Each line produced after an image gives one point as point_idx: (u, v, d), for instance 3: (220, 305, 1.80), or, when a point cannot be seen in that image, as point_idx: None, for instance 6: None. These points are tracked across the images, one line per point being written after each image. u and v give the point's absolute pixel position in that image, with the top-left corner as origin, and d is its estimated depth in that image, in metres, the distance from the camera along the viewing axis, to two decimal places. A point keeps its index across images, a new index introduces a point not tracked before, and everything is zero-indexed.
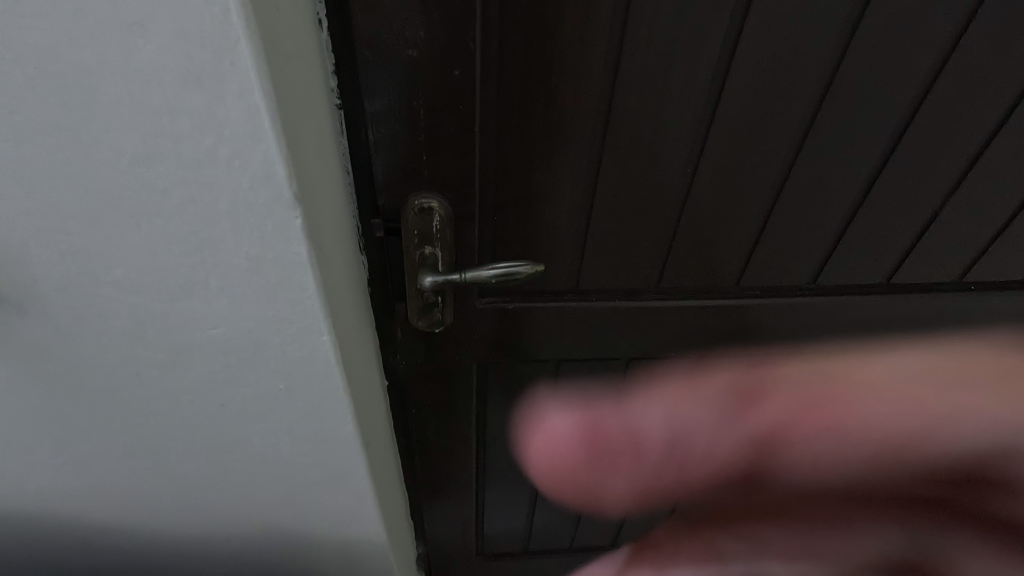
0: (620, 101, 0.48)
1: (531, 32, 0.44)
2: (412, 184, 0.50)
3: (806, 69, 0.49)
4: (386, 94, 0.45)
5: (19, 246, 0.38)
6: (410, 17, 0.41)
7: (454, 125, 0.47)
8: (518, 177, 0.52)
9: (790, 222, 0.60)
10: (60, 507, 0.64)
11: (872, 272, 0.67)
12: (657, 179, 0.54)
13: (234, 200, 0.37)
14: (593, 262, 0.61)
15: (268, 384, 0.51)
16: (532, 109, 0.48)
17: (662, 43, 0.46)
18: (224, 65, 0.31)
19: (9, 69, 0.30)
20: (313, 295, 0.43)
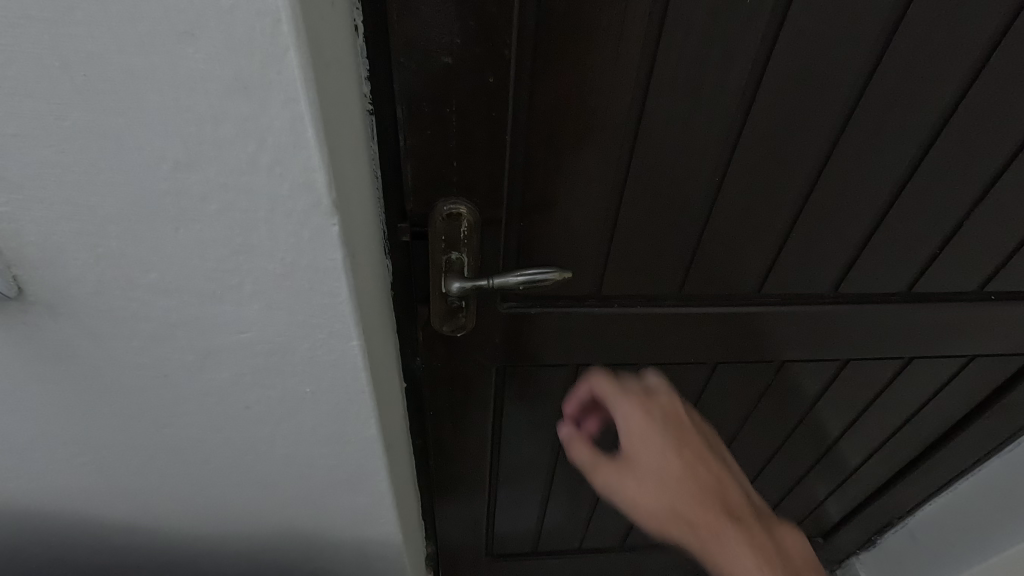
0: (651, 109, 0.48)
1: (566, 39, 0.44)
2: (440, 190, 0.50)
3: (836, 79, 0.49)
4: (419, 101, 0.45)
5: (56, 249, 0.39)
6: (446, 24, 0.41)
7: (485, 131, 0.47)
8: (546, 183, 0.52)
9: (814, 231, 0.60)
10: (80, 505, 0.64)
11: (893, 281, 0.67)
12: (684, 187, 0.54)
13: (272, 206, 0.37)
14: (617, 268, 0.61)
15: (294, 387, 0.51)
16: (563, 116, 0.48)
17: (696, 52, 0.46)
18: (271, 73, 0.31)
19: (57, 76, 0.30)
20: (344, 301, 0.44)
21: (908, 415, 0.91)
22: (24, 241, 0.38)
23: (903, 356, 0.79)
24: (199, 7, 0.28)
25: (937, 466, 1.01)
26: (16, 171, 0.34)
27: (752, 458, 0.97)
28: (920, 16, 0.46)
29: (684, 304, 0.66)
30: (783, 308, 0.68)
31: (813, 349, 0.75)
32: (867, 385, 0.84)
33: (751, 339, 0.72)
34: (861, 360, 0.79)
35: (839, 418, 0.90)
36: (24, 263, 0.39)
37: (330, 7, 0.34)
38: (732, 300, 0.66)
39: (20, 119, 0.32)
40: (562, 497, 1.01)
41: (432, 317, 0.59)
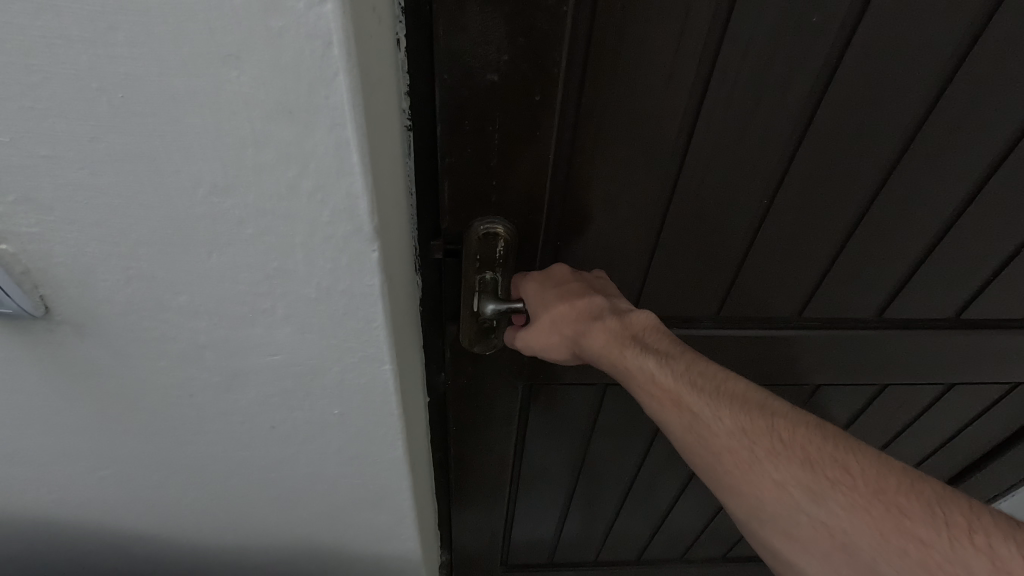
0: (702, 126, 0.46)
1: (619, 55, 0.42)
2: (477, 209, 0.48)
3: (899, 98, 0.47)
4: (461, 117, 0.43)
5: (86, 270, 0.37)
6: (493, 39, 0.39)
7: (528, 149, 0.45)
8: (586, 201, 0.50)
9: (863, 254, 0.58)
10: (99, 516, 0.63)
11: (941, 307, 0.64)
12: (730, 206, 0.52)
13: (311, 231, 0.35)
14: (654, 288, 0.59)
15: (322, 409, 0.50)
16: (609, 133, 0.46)
17: (754, 69, 0.43)
18: (317, 98, 0.29)
19: (95, 97, 0.29)
20: (379, 326, 0.42)
21: (943, 439, 0.88)
22: (53, 262, 0.36)
23: (945, 381, 0.76)
24: (247, 30, 0.27)
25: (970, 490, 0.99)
26: (49, 193, 0.33)
27: None
28: (995, 36, 0.43)
29: (721, 325, 0.63)
30: (823, 331, 0.65)
31: (851, 373, 0.73)
32: (903, 410, 0.82)
33: (786, 361, 0.70)
34: (900, 385, 0.76)
35: (872, 442, 0.87)
36: (52, 283, 0.38)
37: (377, 24, 0.32)
38: (771, 322, 0.64)
39: (54, 141, 0.30)
40: (582, 510, 0.99)
41: (462, 337, 0.57)
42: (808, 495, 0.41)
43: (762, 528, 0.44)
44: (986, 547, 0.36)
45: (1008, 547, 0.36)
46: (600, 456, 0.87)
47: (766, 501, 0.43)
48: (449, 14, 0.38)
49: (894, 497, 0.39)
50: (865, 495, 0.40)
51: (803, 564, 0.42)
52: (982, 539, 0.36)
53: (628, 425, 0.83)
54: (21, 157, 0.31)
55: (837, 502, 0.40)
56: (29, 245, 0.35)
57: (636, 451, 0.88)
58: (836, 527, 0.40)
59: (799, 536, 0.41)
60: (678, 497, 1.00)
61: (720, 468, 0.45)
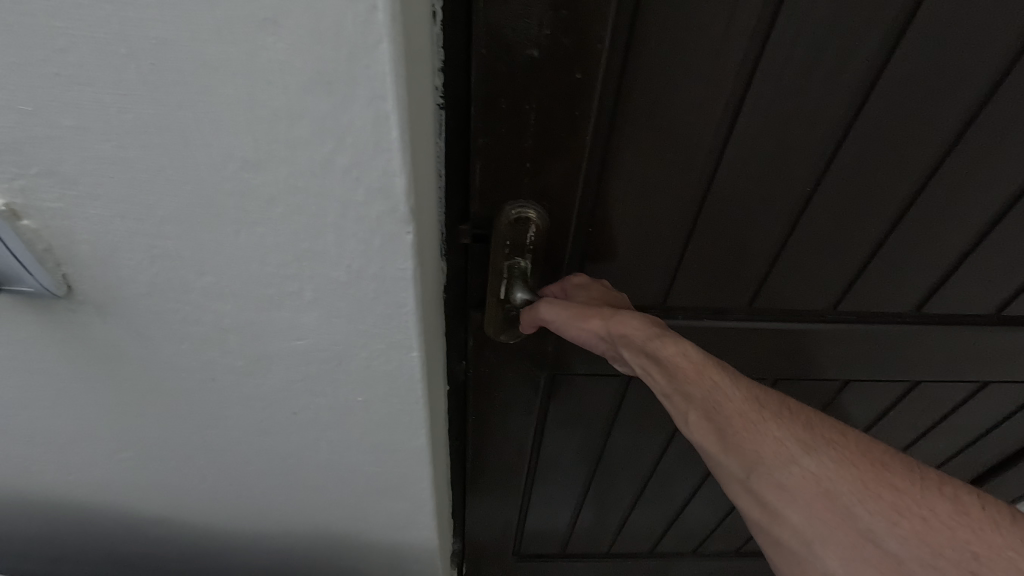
0: (747, 110, 0.44)
1: (666, 31, 0.39)
2: (509, 192, 0.47)
3: (958, 86, 0.44)
4: (497, 94, 0.41)
5: (110, 248, 0.36)
6: (536, 13, 0.37)
7: (564, 130, 0.43)
8: (622, 186, 0.48)
9: (905, 247, 0.56)
10: (116, 498, 0.63)
11: (982, 303, 0.62)
12: (770, 195, 0.50)
13: (343, 211, 0.34)
14: (686, 279, 0.57)
15: (346, 396, 0.49)
16: (650, 115, 0.44)
17: (807, 48, 0.41)
18: (358, 68, 0.27)
19: (124, 64, 0.27)
20: (409, 311, 0.40)
21: (970, 439, 0.86)
22: (76, 238, 0.35)
23: (977, 380, 0.74)
24: None
25: (994, 488, 0.97)
26: (72, 166, 0.31)
27: None
28: None
29: (752, 318, 0.62)
30: (858, 326, 0.63)
31: (882, 369, 0.71)
32: (932, 408, 0.80)
33: (817, 356, 0.68)
34: (931, 383, 0.74)
35: (897, 441, 0.86)
36: (74, 261, 0.37)
37: None
38: (804, 316, 0.62)
39: (80, 110, 0.29)
40: (597, 502, 0.98)
41: (487, 324, 0.57)
42: (805, 448, 0.41)
43: (752, 484, 0.41)
44: (954, 498, 0.40)
45: (972, 498, 0.40)
46: (619, 448, 0.86)
47: (763, 454, 0.41)
48: None
49: (880, 459, 0.42)
50: (855, 453, 0.41)
51: (788, 517, 0.40)
52: (951, 492, 0.40)
53: (648, 418, 0.81)
54: (45, 127, 0.30)
55: (830, 457, 0.41)
56: (52, 221, 0.34)
57: (656, 444, 0.87)
58: (827, 478, 0.40)
59: (791, 488, 0.40)
60: (695, 492, 0.99)
61: (722, 423, 0.43)
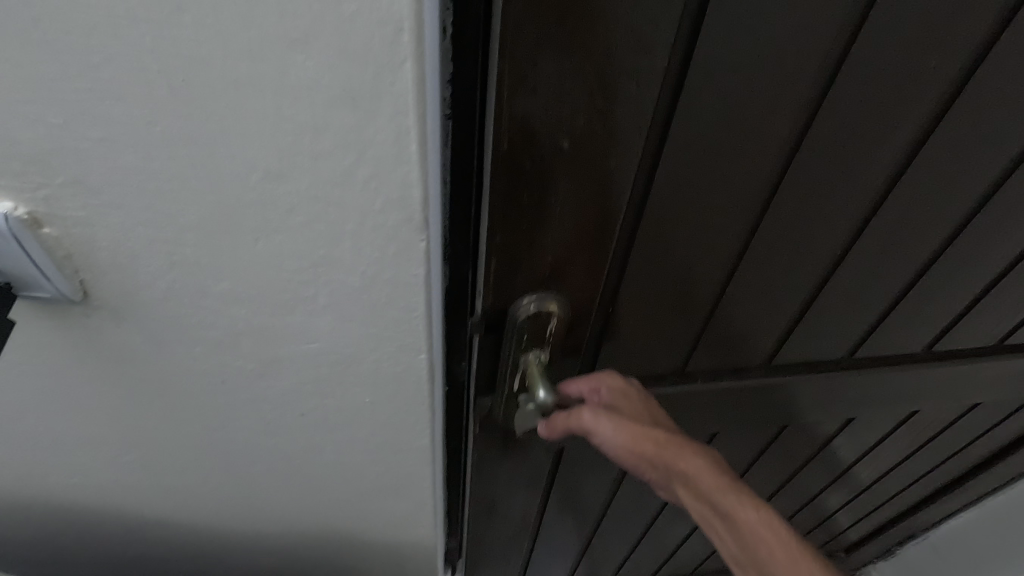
0: (797, 166, 0.48)
1: (711, 104, 0.42)
2: (550, 267, 0.49)
3: (986, 132, 0.49)
4: (522, 198, 0.43)
5: (129, 255, 0.37)
6: (577, 106, 0.38)
7: (614, 202, 0.46)
8: (683, 240, 0.52)
9: (940, 267, 0.62)
10: (117, 500, 0.63)
11: (994, 302, 0.68)
12: (816, 236, 0.55)
13: (361, 219, 0.35)
14: (735, 312, 0.61)
15: (353, 397, 0.50)
16: (713, 176, 0.47)
17: (854, 111, 0.45)
18: (383, 85, 0.29)
19: (154, 80, 0.28)
20: (420, 316, 0.42)
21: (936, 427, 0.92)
22: (96, 246, 0.36)
23: (951, 378, 0.79)
24: (317, 14, 0.26)
25: (956, 462, 1.03)
26: (97, 176, 0.32)
27: (781, 472, 0.97)
28: None
29: (791, 341, 0.67)
30: (890, 337, 0.69)
31: (898, 379, 0.76)
32: (905, 407, 0.84)
33: (846, 377, 0.73)
34: (915, 387, 0.79)
35: (871, 432, 0.91)
36: (91, 267, 0.37)
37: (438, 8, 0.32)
38: (848, 336, 0.68)
39: (109, 122, 0.30)
40: (605, 525, 1.01)
41: (500, 406, 0.60)
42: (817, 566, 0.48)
43: None
44: None
45: None
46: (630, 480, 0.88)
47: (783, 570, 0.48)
48: (516, 83, 0.36)
49: None
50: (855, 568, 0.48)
51: None
52: None
53: None
54: (72, 140, 0.31)
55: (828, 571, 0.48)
56: (74, 229, 0.35)
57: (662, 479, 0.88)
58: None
59: None
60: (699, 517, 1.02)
61: (748, 543, 0.50)
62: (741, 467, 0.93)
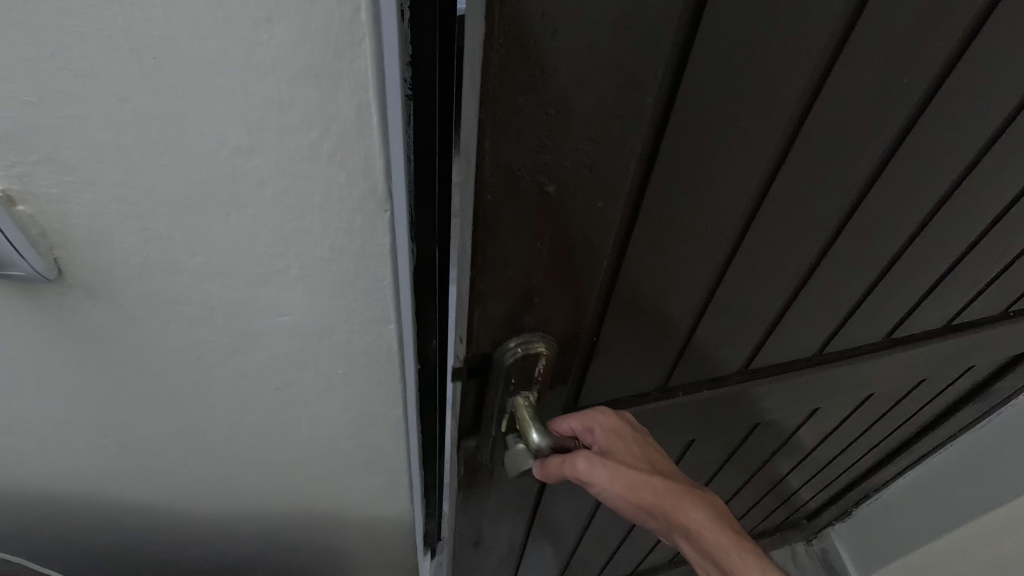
0: (775, 188, 0.47)
1: (696, 137, 0.40)
2: (529, 308, 0.46)
3: (941, 143, 0.50)
4: (505, 243, 0.40)
5: (103, 232, 0.38)
6: (552, 145, 0.35)
7: (596, 236, 0.42)
8: (665, 269, 0.49)
9: (899, 267, 0.63)
10: (94, 486, 0.64)
11: (942, 289, 0.71)
12: (791, 251, 0.54)
13: (328, 192, 0.37)
14: (715, 329, 0.60)
15: (327, 369, 0.52)
16: (693, 206, 0.45)
17: (824, 135, 0.44)
18: (344, 62, 0.31)
19: (126, 59, 0.30)
20: (387, 285, 0.44)
21: (888, 405, 0.98)
22: (70, 224, 0.38)
23: (905, 366, 0.82)
24: None
25: (903, 430, 1.10)
26: (71, 153, 0.34)
27: (751, 463, 1.00)
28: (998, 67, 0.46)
29: (763, 349, 0.67)
30: (850, 334, 0.71)
31: (863, 373, 0.79)
32: (859, 395, 0.88)
33: (817, 375, 0.74)
34: (875, 380, 0.83)
35: (831, 418, 0.95)
36: (65, 245, 0.39)
37: None
38: (816, 337, 0.69)
39: (81, 100, 0.32)
40: (590, 543, 1.00)
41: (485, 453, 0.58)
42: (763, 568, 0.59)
43: None
44: None
45: None
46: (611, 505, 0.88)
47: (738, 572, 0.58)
48: (499, 132, 0.33)
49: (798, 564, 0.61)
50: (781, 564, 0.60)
51: None
52: None
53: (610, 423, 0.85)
54: (46, 118, 0.32)
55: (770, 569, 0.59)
56: (48, 207, 0.36)
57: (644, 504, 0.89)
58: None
59: None
60: None
61: (710, 554, 0.59)
62: (714, 466, 0.95)
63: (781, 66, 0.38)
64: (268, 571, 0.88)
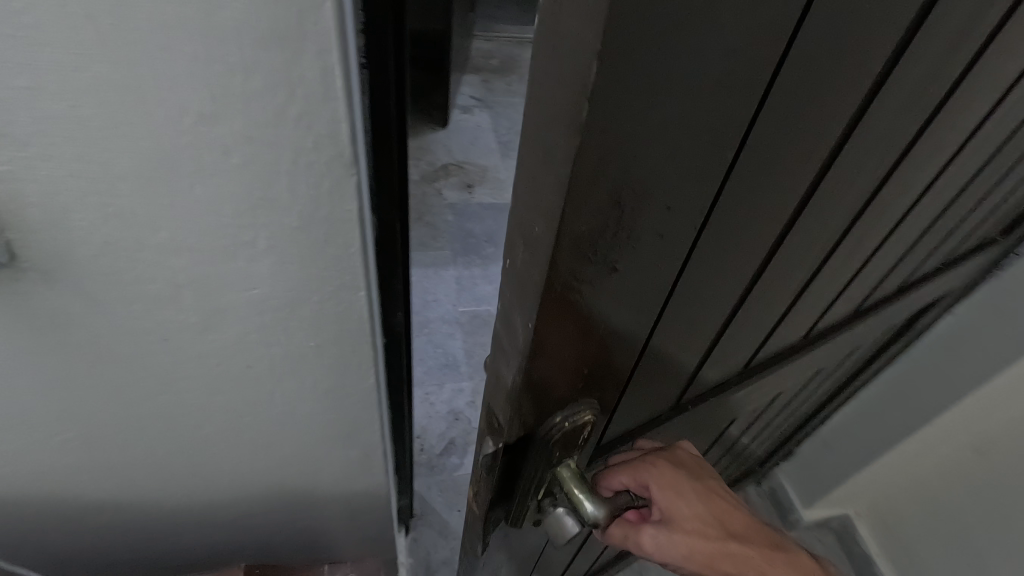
0: (809, 203, 0.43)
1: (753, 167, 0.35)
2: (580, 373, 0.41)
3: (941, 130, 0.49)
4: (582, 304, 0.34)
5: (60, 211, 0.38)
6: (627, 204, 0.30)
7: (650, 287, 0.37)
8: (704, 302, 0.45)
9: (885, 250, 0.63)
10: (58, 482, 0.63)
11: (909, 261, 0.73)
12: (808, 257, 0.52)
13: (295, 158, 0.38)
14: (735, 344, 0.57)
15: (299, 342, 0.52)
16: (739, 236, 0.40)
17: (857, 141, 0.41)
18: (307, 24, 0.32)
19: (81, 24, 0.30)
20: (356, 252, 0.45)
21: (838, 364, 1.03)
22: (24, 204, 0.37)
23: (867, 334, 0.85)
24: None
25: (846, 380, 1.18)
26: (24, 126, 0.33)
27: (724, 444, 1.02)
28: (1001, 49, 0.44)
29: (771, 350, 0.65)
30: (837, 319, 0.71)
31: (839, 349, 0.80)
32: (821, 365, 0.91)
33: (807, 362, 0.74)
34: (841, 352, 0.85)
35: (795, 389, 0.98)
36: (18, 225, 0.38)
37: None
38: (810, 329, 0.69)
39: (36, 70, 0.31)
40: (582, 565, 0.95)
41: (519, 519, 0.51)
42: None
43: None
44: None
45: None
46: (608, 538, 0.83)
47: None
48: (570, 201, 0.28)
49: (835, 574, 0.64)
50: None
51: None
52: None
53: None
54: None
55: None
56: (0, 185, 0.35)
57: None
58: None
59: None
60: None
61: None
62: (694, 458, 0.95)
63: (835, 78, 0.33)
64: (245, 558, 0.88)
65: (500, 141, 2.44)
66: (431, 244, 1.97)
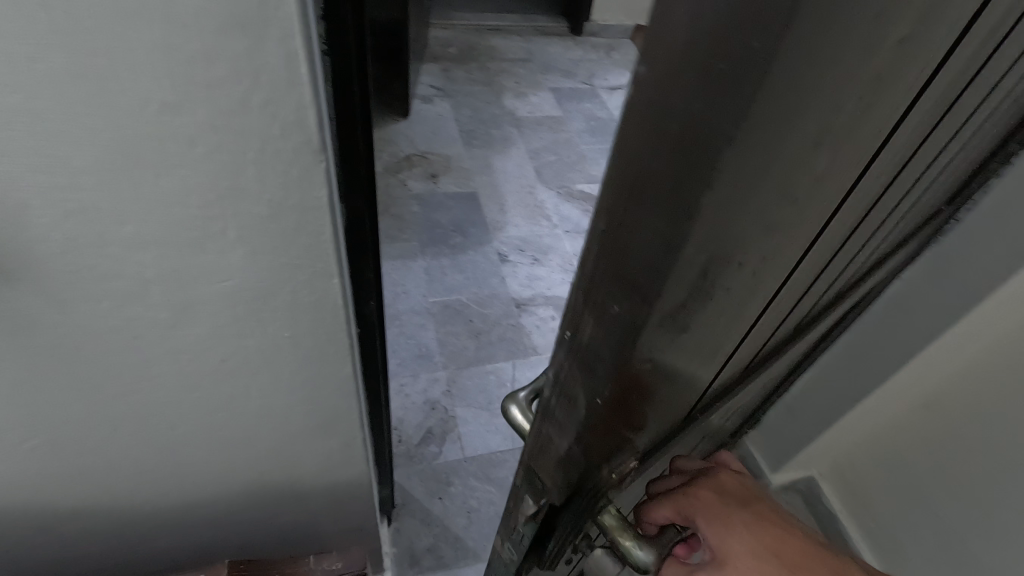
0: (857, 233, 0.41)
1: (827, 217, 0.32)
2: (632, 423, 0.40)
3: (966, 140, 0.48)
4: (651, 366, 0.33)
5: (19, 209, 0.37)
6: (712, 275, 0.28)
7: (711, 339, 0.36)
8: (751, 336, 0.43)
9: (891, 248, 0.63)
10: (29, 490, 0.61)
11: (901, 253, 0.74)
12: (840, 274, 0.50)
13: (262, 146, 0.38)
14: (763, 362, 0.55)
15: (274, 333, 0.52)
16: (797, 276, 0.38)
17: (912, 168, 0.39)
18: (269, 10, 0.32)
19: (35, 14, 0.29)
20: (329, 239, 0.45)
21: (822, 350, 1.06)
22: None
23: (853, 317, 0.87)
24: None
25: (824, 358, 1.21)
26: None
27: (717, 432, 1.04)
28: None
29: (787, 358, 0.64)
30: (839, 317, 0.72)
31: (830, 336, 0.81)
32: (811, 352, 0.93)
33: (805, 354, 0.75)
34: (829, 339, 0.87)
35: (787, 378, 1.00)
36: None
37: None
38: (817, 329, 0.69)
39: None
40: None
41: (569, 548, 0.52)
42: None
43: None
44: None
45: None
46: None
47: None
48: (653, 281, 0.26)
49: None
50: None
51: None
52: None
53: None
54: None
55: None
56: None
57: None
58: None
59: None
60: None
61: None
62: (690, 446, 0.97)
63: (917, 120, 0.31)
64: (228, 557, 0.87)
65: (463, 130, 2.43)
66: (399, 235, 1.96)
